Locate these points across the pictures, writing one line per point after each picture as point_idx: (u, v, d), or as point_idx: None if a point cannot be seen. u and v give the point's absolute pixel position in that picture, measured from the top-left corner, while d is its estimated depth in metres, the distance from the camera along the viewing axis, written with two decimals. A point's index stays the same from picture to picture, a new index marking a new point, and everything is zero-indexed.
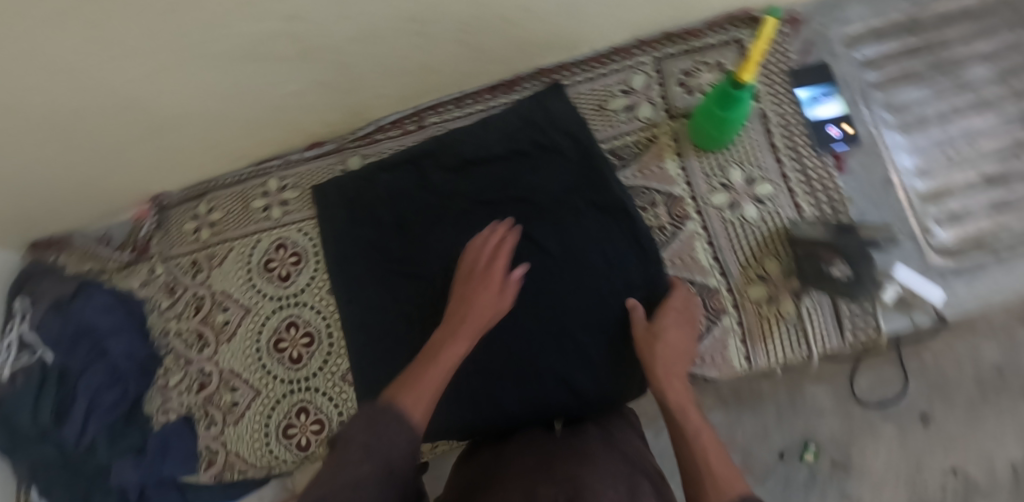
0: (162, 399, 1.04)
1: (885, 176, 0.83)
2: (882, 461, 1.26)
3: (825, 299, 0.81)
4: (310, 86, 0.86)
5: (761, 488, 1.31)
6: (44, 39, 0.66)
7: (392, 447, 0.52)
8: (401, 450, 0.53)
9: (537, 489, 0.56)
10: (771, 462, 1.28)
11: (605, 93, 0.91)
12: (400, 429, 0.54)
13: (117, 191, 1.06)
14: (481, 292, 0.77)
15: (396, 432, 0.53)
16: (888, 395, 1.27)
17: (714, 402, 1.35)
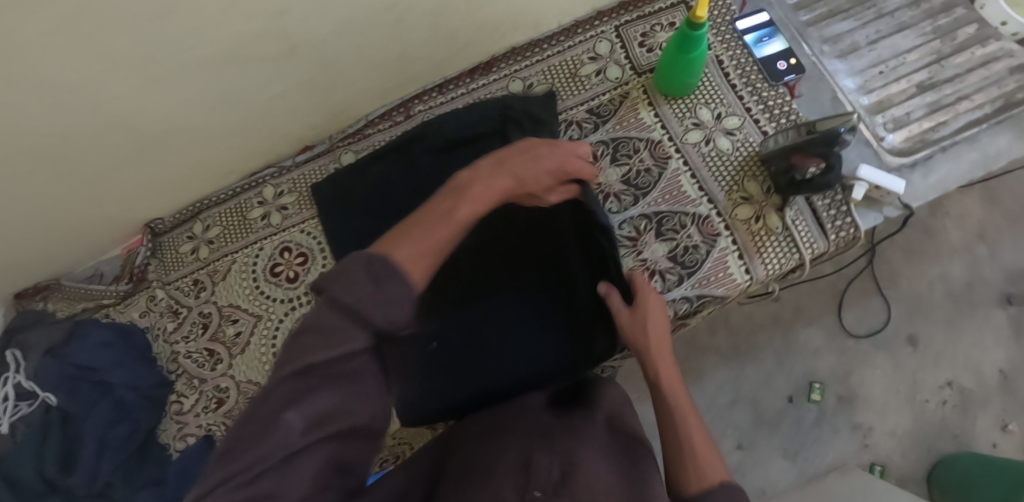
0: (178, 425, 1.01)
1: (833, 95, 0.93)
2: (882, 387, 1.38)
3: (806, 208, 0.89)
4: (297, 86, 0.89)
5: (776, 435, 1.36)
6: (34, 55, 0.66)
7: (390, 306, 0.48)
8: (391, 320, 0.48)
9: (534, 455, 0.56)
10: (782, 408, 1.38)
11: (575, 62, 0.99)
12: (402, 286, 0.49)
13: (107, 222, 1.05)
14: (518, 168, 0.68)
15: (397, 289, 0.49)
16: (876, 324, 1.40)
17: (717, 360, 1.40)
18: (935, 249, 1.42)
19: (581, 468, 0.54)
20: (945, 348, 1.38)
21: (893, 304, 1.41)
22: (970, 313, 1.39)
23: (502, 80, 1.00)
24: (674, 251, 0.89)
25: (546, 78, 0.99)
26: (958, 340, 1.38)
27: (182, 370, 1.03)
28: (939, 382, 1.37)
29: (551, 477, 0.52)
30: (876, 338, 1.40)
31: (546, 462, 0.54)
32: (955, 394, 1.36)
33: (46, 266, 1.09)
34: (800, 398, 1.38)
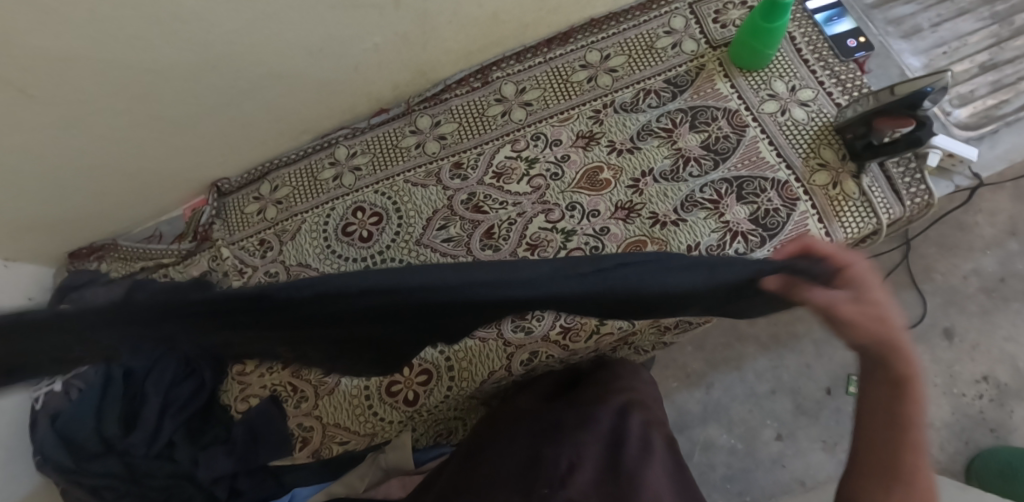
0: (241, 386, 0.96)
1: (900, 73, 0.98)
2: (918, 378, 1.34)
3: (880, 176, 0.92)
4: (390, 39, 0.91)
5: None
6: None
7: None
8: None
9: (541, 451, 0.67)
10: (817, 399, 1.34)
11: (650, 35, 1.03)
12: None
13: (176, 180, 1.04)
14: None
15: None
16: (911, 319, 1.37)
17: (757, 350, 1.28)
18: (963, 243, 1.40)
19: (584, 461, 0.65)
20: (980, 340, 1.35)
21: (927, 297, 1.38)
22: (1003, 306, 1.37)
23: (579, 50, 1.03)
24: (757, 211, 0.90)
25: (622, 50, 1.02)
26: (994, 334, 1.36)
27: None
28: (974, 376, 1.34)
29: (557, 469, 0.64)
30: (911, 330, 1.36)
31: (556, 455, 0.66)
32: (992, 387, 1.33)
33: (104, 224, 1.07)
34: (838, 388, 1.26)
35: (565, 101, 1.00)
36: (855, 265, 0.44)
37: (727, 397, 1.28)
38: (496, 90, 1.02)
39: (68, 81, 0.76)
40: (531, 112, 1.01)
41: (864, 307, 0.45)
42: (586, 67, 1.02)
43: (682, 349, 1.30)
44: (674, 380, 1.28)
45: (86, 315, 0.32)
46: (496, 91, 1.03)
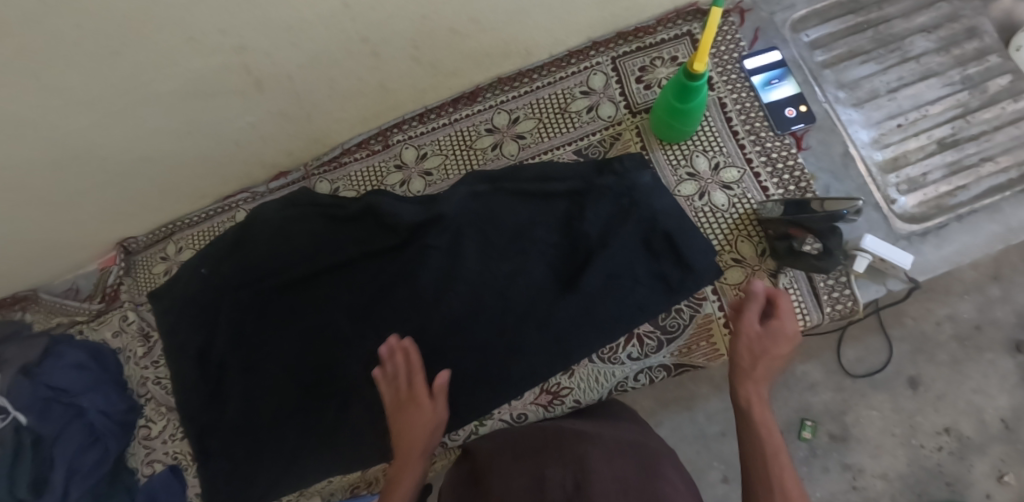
0: (146, 450, 1.00)
1: (843, 149, 0.86)
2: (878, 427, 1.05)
3: (800, 275, 0.83)
4: (268, 117, 0.85)
5: None
6: None
7: None
8: None
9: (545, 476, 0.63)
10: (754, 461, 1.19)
11: (565, 96, 0.92)
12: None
13: (83, 242, 1.03)
14: None
15: None
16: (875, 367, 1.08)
17: (710, 389, 1.12)
18: (943, 285, 1.09)
19: (591, 477, 0.61)
20: (946, 391, 1.05)
21: (895, 345, 1.07)
22: (975, 357, 1.06)
23: (486, 111, 0.94)
24: (659, 312, 0.84)
25: (534, 112, 0.93)
26: (961, 385, 1.05)
27: (151, 396, 1.02)
28: (935, 427, 1.04)
29: (564, 490, 0.60)
30: (873, 378, 1.07)
31: (559, 478, 0.62)
32: (953, 440, 1.03)
33: (23, 281, 1.07)
34: (791, 434, 1.07)
35: (465, 172, 0.92)
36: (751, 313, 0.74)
37: (674, 438, 1.12)
38: (396, 155, 0.95)
39: None
40: (430, 182, 0.94)
41: (771, 337, 0.72)
42: (492, 132, 0.93)
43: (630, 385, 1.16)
44: None
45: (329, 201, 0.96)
46: (397, 156, 0.96)
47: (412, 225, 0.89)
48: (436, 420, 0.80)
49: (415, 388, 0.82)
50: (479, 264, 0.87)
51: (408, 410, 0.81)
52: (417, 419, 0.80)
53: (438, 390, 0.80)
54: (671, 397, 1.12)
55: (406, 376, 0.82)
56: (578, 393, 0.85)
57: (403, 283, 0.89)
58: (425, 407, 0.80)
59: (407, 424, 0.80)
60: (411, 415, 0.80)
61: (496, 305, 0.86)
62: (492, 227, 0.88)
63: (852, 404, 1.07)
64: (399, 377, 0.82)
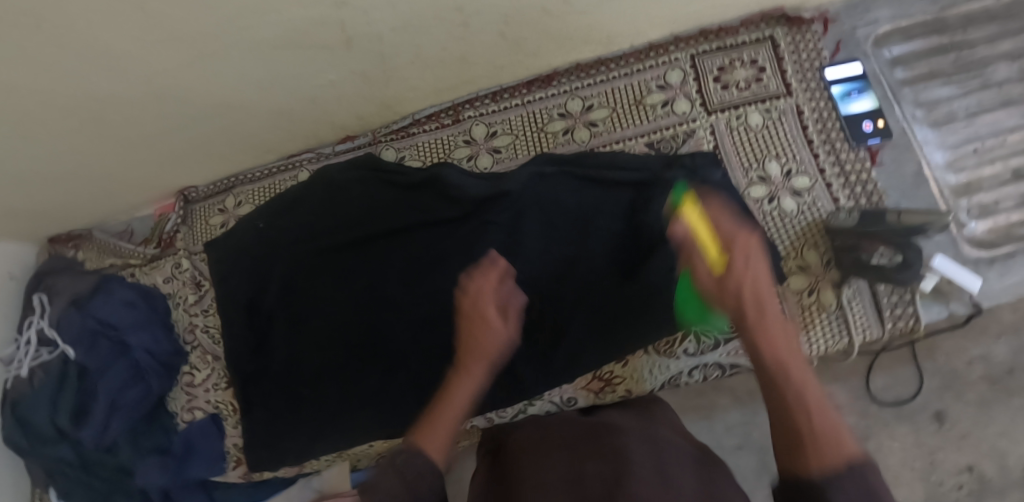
0: (187, 397, 1.01)
1: (917, 169, 0.86)
2: (897, 458, 1.06)
3: (864, 287, 0.83)
4: (347, 77, 0.85)
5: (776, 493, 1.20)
6: (85, 20, 0.66)
7: (419, 477, 0.61)
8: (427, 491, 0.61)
9: (584, 467, 0.62)
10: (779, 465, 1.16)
11: (642, 89, 0.92)
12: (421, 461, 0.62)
13: (145, 183, 1.04)
14: None
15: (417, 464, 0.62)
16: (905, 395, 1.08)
17: (730, 402, 1.12)
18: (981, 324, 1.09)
19: (631, 470, 0.59)
20: (972, 431, 1.05)
21: (925, 376, 1.09)
22: (1005, 399, 1.06)
23: (560, 96, 0.94)
24: (717, 312, 0.83)
25: (608, 102, 0.93)
26: (989, 427, 1.06)
27: (199, 344, 1.02)
28: (957, 464, 1.05)
29: (603, 484, 0.59)
30: (899, 408, 1.08)
31: (599, 471, 0.61)
32: (975, 481, 1.04)
33: (82, 216, 1.10)
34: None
35: (535, 153, 0.93)
36: (741, 286, 0.69)
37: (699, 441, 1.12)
38: (466, 131, 0.96)
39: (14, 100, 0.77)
40: (498, 160, 0.94)
41: (747, 270, 0.70)
42: (565, 116, 0.93)
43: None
44: None
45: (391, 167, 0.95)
46: (466, 132, 0.96)
47: (473, 201, 0.90)
48: (507, 337, 0.78)
49: (486, 305, 0.79)
50: (539, 246, 0.88)
51: (476, 325, 0.78)
52: (485, 330, 0.78)
53: (511, 313, 0.79)
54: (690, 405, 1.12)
55: (487, 295, 0.80)
56: (631, 383, 0.84)
57: (461, 256, 0.89)
58: (498, 326, 0.77)
59: (473, 340, 0.77)
60: (478, 331, 0.77)
61: (552, 287, 0.87)
62: (555, 210, 0.89)
63: (873, 431, 1.08)
64: (481, 295, 0.80)
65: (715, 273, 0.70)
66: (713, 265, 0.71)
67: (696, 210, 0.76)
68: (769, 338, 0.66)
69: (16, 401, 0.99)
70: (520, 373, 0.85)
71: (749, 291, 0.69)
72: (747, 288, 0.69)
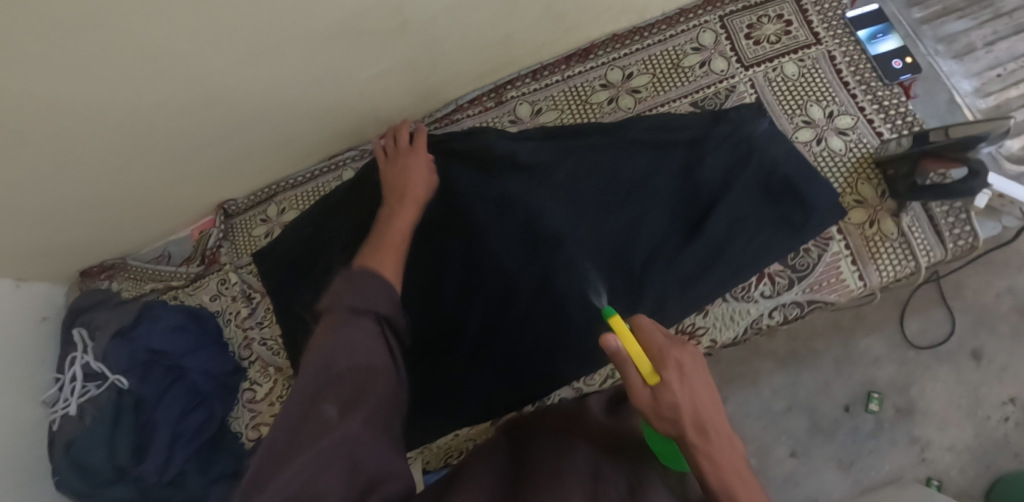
0: (250, 414, 0.98)
1: (949, 98, 0.91)
2: (943, 399, 1.16)
3: (921, 213, 0.86)
4: (397, 65, 0.85)
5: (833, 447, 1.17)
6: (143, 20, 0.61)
7: (356, 339, 0.57)
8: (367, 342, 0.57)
9: (602, 467, 0.65)
10: (835, 419, 1.18)
11: (677, 53, 0.96)
12: (362, 325, 0.58)
13: (183, 203, 1.02)
14: None
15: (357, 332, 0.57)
16: (939, 338, 1.17)
17: (774, 365, 1.21)
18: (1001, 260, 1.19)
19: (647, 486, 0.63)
20: (1010, 364, 1.15)
21: (957, 315, 1.18)
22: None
23: (599, 68, 0.97)
24: (788, 253, 0.85)
25: (646, 68, 0.96)
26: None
27: (257, 357, 1.00)
28: (1000, 398, 1.14)
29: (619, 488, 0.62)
30: (937, 350, 1.17)
31: (614, 477, 0.63)
32: (1019, 410, 1.13)
33: (115, 247, 1.06)
34: (857, 407, 1.18)
35: (583, 123, 0.94)
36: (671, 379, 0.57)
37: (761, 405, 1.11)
38: (510, 111, 0.97)
39: (60, 121, 0.73)
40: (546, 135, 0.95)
41: (683, 387, 0.58)
42: (608, 87, 0.96)
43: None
44: None
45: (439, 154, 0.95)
46: (511, 112, 0.97)
47: (530, 176, 0.90)
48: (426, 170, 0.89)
49: (411, 159, 0.90)
50: (602, 212, 0.88)
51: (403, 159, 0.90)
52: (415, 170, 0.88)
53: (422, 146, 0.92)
54: (735, 374, 1.21)
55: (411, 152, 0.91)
56: (715, 332, 0.85)
57: (525, 228, 0.87)
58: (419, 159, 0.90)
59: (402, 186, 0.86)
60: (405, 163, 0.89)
61: (622, 250, 0.87)
62: (612, 173, 0.89)
63: (916, 375, 1.17)
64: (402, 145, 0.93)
65: (649, 386, 0.58)
66: (645, 378, 0.58)
67: (624, 322, 0.60)
68: (717, 430, 0.59)
69: (69, 441, 0.94)
70: (595, 336, 0.85)
71: (698, 391, 0.59)
72: (656, 352, 0.59)
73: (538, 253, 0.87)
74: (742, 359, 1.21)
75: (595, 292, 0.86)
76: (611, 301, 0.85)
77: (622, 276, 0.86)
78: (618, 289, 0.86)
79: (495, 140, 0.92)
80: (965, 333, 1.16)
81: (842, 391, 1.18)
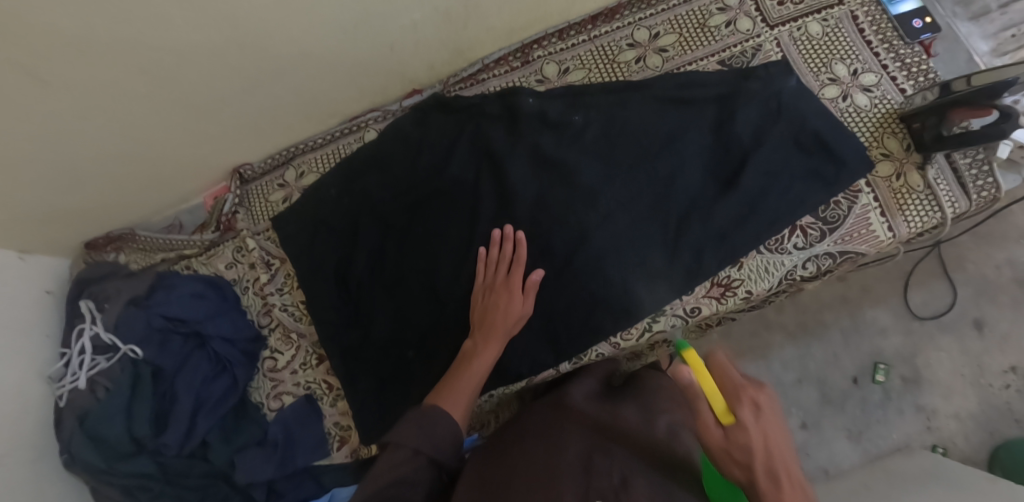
0: (272, 383, 0.95)
1: (968, 57, 0.92)
2: (947, 368, 1.15)
3: (945, 166, 0.87)
4: (433, 15, 0.86)
5: (842, 417, 1.16)
6: None
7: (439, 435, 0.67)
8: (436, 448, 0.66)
9: (594, 459, 0.65)
10: (844, 391, 1.17)
11: (703, 13, 0.96)
12: (445, 430, 0.68)
13: (200, 165, 0.98)
14: None
15: (441, 431, 0.67)
16: (942, 308, 1.17)
17: (784, 338, 1.20)
18: (1001, 232, 1.17)
19: (636, 475, 0.63)
20: (1010, 332, 1.14)
21: (958, 288, 1.17)
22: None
23: (626, 28, 0.97)
24: (819, 205, 0.86)
25: (673, 28, 0.96)
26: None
27: (278, 324, 0.97)
28: (1001, 366, 1.14)
29: (610, 482, 0.62)
30: (940, 320, 1.16)
31: (607, 469, 0.63)
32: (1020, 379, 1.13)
33: (122, 215, 1.01)
34: (864, 378, 1.17)
35: (611, 81, 0.94)
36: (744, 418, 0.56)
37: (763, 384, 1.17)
38: (537, 70, 0.97)
39: (86, 60, 0.69)
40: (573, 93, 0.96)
41: (757, 428, 0.56)
42: (634, 46, 0.96)
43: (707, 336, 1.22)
44: None
45: (469, 110, 0.95)
46: (537, 71, 0.98)
47: (563, 131, 0.90)
48: (524, 313, 0.83)
49: (514, 278, 0.83)
50: (632, 166, 0.88)
51: (501, 293, 0.83)
52: (510, 307, 0.83)
53: (530, 286, 0.83)
54: (746, 347, 1.21)
55: (506, 267, 0.85)
56: (751, 283, 0.85)
57: (560, 185, 0.88)
58: (517, 298, 0.83)
59: (488, 305, 0.83)
60: (502, 300, 0.83)
61: (655, 204, 0.86)
62: (645, 130, 0.89)
63: (920, 346, 1.17)
64: (500, 262, 0.85)
65: (721, 425, 0.57)
66: (719, 416, 0.57)
67: (699, 357, 0.60)
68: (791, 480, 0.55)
69: (82, 415, 0.89)
70: (633, 290, 0.85)
71: (772, 435, 0.56)
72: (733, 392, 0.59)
73: (573, 209, 0.86)
74: (753, 332, 1.21)
75: (632, 247, 0.85)
76: (646, 256, 0.85)
77: (657, 231, 0.86)
78: (654, 241, 0.85)
79: (528, 97, 0.93)
80: (966, 302, 1.16)
81: (850, 363, 1.17)
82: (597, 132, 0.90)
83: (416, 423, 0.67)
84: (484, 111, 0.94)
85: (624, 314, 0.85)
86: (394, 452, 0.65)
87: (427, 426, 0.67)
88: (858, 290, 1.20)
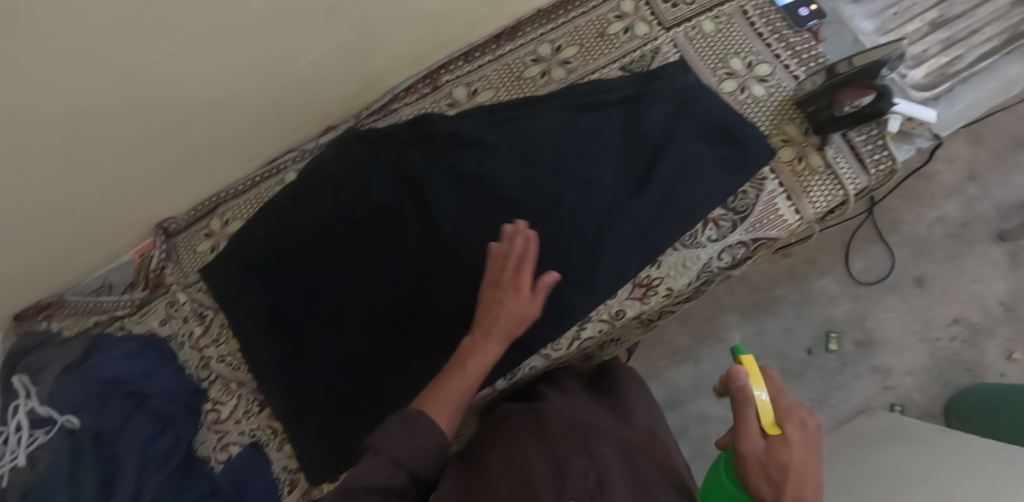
0: (218, 435, 0.96)
1: (855, 38, 0.96)
2: (896, 327, 1.19)
3: (843, 145, 0.91)
4: (333, 52, 0.87)
5: (805, 389, 1.19)
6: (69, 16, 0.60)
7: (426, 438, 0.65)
8: (419, 456, 0.64)
9: (568, 460, 0.63)
10: (802, 364, 1.20)
11: (601, 22, 0.99)
12: (431, 431, 0.65)
13: (122, 222, 0.98)
14: None
15: (428, 433, 0.65)
16: (883, 271, 1.20)
17: (737, 320, 1.23)
18: (925, 192, 1.22)
19: (614, 479, 0.61)
20: (949, 285, 1.19)
21: (895, 250, 1.21)
22: (967, 250, 1.19)
23: (529, 44, 1.00)
24: (728, 196, 0.89)
25: (574, 39, 0.99)
26: (961, 277, 1.19)
27: (217, 376, 0.98)
28: (946, 318, 1.18)
29: (587, 483, 0.61)
30: (883, 284, 1.20)
31: (583, 468, 0.62)
32: (965, 328, 1.17)
33: (47, 283, 1.00)
34: (819, 348, 1.20)
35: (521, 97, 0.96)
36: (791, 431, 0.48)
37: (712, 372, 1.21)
38: (446, 94, 0.99)
39: None
40: None
41: (803, 452, 0.47)
42: (539, 61, 0.99)
43: (664, 326, 1.24)
44: (662, 358, 1.23)
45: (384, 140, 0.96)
46: (447, 96, 1.00)
47: (475, 151, 0.92)
48: (529, 314, 0.77)
49: (523, 275, 0.76)
50: (547, 176, 0.90)
51: (506, 291, 0.77)
52: (512, 304, 0.76)
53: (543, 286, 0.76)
54: (702, 333, 1.23)
55: (517, 260, 0.77)
56: (670, 280, 0.87)
57: (480, 204, 0.90)
58: (521, 296, 0.76)
59: (493, 302, 0.77)
60: (506, 297, 0.76)
61: (575, 211, 0.88)
62: (556, 140, 0.91)
63: (869, 309, 1.20)
64: (511, 256, 0.78)
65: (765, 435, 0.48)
66: (763, 427, 0.49)
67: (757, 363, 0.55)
68: None
69: (25, 492, 0.86)
70: (564, 296, 0.86)
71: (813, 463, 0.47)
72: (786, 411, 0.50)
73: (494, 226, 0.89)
74: (707, 317, 1.23)
75: (558, 255, 0.87)
76: (572, 261, 0.87)
77: (582, 235, 0.87)
78: (579, 246, 0.87)
79: (439, 121, 0.94)
80: (905, 262, 1.20)
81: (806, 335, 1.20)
82: (511, 146, 0.92)
83: (404, 428, 0.64)
84: (399, 139, 0.95)
85: (555, 323, 0.87)
86: (375, 453, 0.62)
87: (412, 438, 0.64)
88: (801, 265, 1.23)
